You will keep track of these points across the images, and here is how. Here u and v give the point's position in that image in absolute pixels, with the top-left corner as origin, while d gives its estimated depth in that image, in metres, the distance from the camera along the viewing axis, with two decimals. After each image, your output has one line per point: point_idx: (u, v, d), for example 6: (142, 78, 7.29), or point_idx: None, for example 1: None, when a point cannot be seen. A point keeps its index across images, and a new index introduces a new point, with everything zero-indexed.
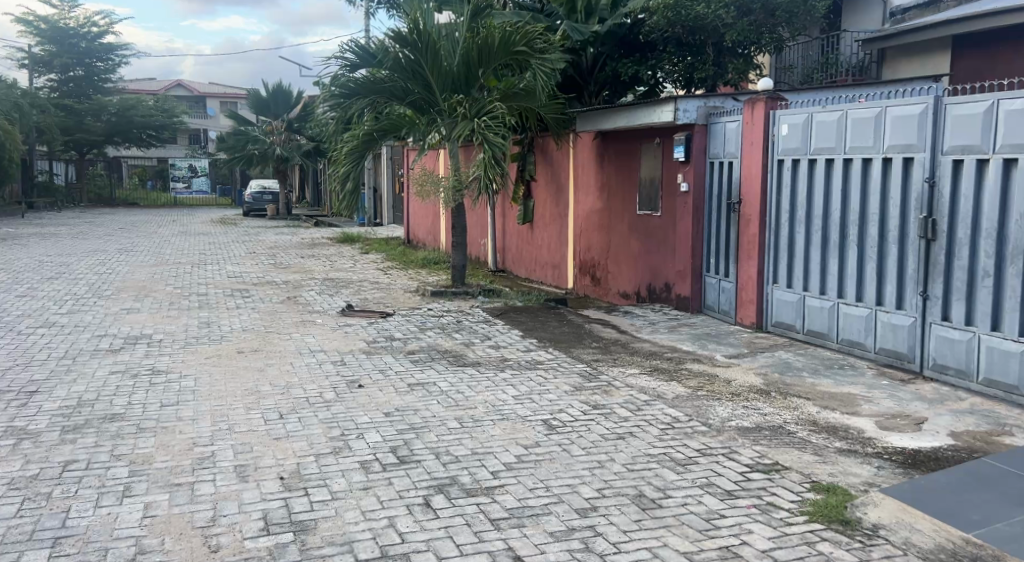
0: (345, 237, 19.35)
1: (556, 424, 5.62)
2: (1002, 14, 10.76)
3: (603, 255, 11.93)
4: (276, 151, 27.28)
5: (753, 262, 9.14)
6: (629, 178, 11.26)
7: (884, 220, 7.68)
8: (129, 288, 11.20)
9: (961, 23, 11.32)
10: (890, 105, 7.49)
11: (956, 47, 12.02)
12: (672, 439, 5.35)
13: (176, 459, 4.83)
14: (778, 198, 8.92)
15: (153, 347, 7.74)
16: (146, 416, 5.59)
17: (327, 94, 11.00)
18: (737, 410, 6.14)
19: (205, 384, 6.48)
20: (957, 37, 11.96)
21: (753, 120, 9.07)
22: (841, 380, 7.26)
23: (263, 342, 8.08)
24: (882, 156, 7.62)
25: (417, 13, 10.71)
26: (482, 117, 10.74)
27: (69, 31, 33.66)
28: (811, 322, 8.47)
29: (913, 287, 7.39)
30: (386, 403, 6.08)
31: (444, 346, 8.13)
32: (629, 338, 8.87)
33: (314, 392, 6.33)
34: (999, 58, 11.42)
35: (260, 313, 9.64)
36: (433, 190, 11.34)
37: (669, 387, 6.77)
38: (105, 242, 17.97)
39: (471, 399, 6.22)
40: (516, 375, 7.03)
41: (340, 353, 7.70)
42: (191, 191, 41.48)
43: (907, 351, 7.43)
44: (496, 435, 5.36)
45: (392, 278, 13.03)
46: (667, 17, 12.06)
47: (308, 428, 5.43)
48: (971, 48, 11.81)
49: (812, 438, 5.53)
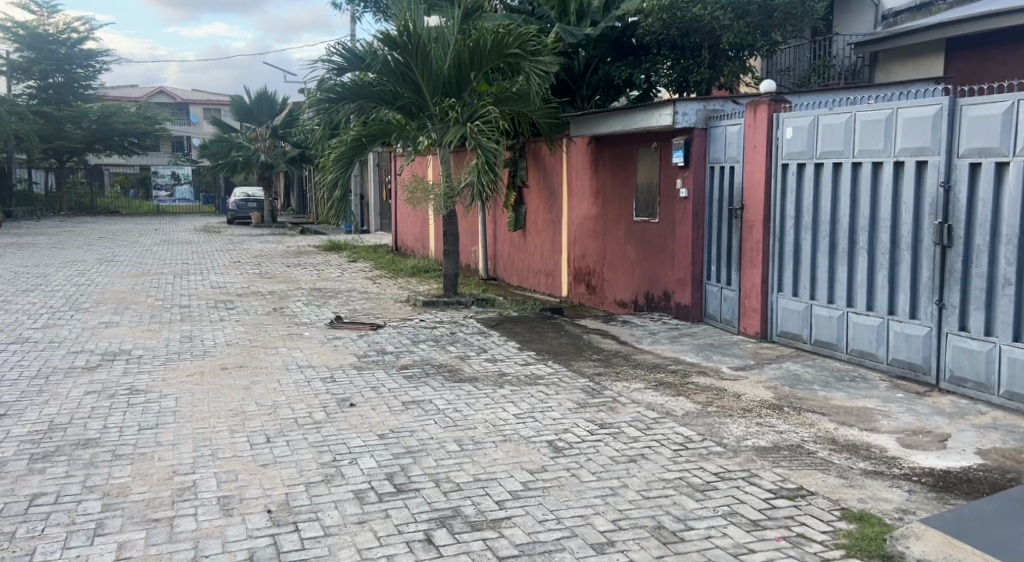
0: (333, 245, 18.93)
1: (562, 446, 5.27)
2: (996, 17, 10.51)
3: (598, 263, 11.62)
4: (261, 158, 26.82)
5: (757, 270, 8.83)
6: (625, 185, 10.94)
7: (895, 226, 7.38)
8: (108, 301, 10.79)
9: (954, 27, 11.09)
10: (902, 106, 7.20)
11: (949, 50, 11.78)
12: (688, 462, 5.01)
13: (154, 491, 4.46)
14: (782, 204, 8.61)
15: (132, 364, 7.36)
16: (123, 441, 5.21)
17: (313, 100, 10.57)
18: (751, 428, 5.80)
19: (186, 404, 6.10)
20: (950, 41, 11.73)
21: (756, 122, 8.77)
22: (855, 393, 6.94)
23: (248, 358, 7.69)
24: (893, 160, 7.32)
25: (406, 14, 10.33)
26: (475, 122, 10.40)
27: (48, 37, 33.04)
28: (819, 332, 8.16)
29: (927, 296, 7.09)
30: (380, 424, 5.72)
31: (439, 360, 7.78)
32: (630, 350, 8.54)
33: (302, 412, 5.96)
34: (994, 60, 11.16)
35: (245, 326, 9.25)
36: (424, 197, 11.00)
37: (677, 403, 6.44)
38: (85, 252, 17.50)
39: (469, 418, 5.87)
40: (516, 392, 6.67)
41: (330, 368, 7.33)
42: (174, 200, 40.91)
43: (922, 362, 7.13)
44: (499, 459, 5.01)
45: (381, 287, 12.67)
46: (662, 18, 11.78)
47: (297, 453, 5.07)
48: (967, 49, 11.52)
49: (835, 458, 5.20)
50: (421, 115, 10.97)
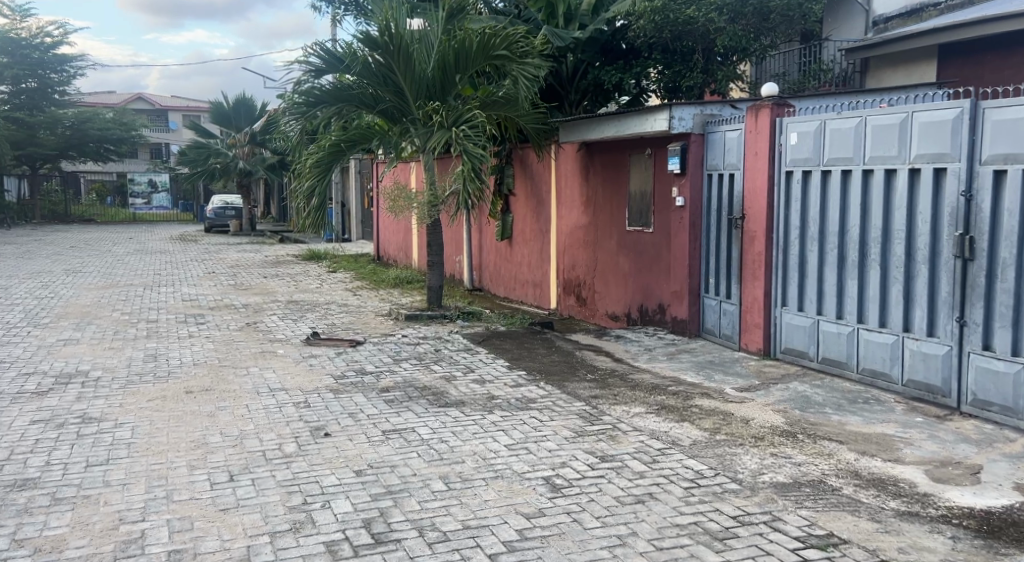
0: (313, 254, 18.28)
1: (561, 484, 4.75)
2: (991, 23, 10.07)
3: (590, 274, 11.09)
4: (240, 165, 26.29)
5: (760, 283, 8.33)
6: (616, 193, 10.45)
7: (911, 237, 6.89)
8: (71, 315, 10.22)
9: (950, 32, 10.64)
10: (917, 110, 6.71)
11: (943, 56, 11.31)
12: (701, 503, 4.50)
13: (95, 545, 4.01)
14: (786, 213, 8.12)
15: (89, 388, 6.80)
16: (66, 483, 4.73)
17: (290, 104, 10.02)
18: (766, 460, 5.28)
19: (143, 434, 5.57)
20: (943, 47, 11.28)
21: (757, 127, 8.27)
22: (871, 417, 6.42)
23: (215, 379, 7.12)
24: (908, 167, 6.82)
25: (388, 14, 9.75)
26: (460, 127, 9.88)
27: (21, 42, 32.21)
28: (827, 350, 7.66)
29: (947, 312, 6.59)
30: (357, 457, 5.18)
31: (423, 381, 7.22)
32: (627, 368, 8.01)
33: (271, 444, 5.43)
34: (989, 66, 10.71)
35: (214, 343, 8.69)
36: (407, 206, 10.47)
37: (682, 430, 5.91)
38: (53, 262, 16.85)
39: (456, 450, 5.32)
40: (507, 418, 6.12)
41: (304, 391, 6.77)
42: (151, 207, 40.33)
43: (941, 385, 6.63)
44: (490, 501, 4.51)
45: (363, 300, 12.10)
46: (654, 21, 11.26)
47: (262, 495, 4.57)
48: (961, 56, 11.07)
49: (861, 495, 4.70)
50: (404, 120, 10.44)
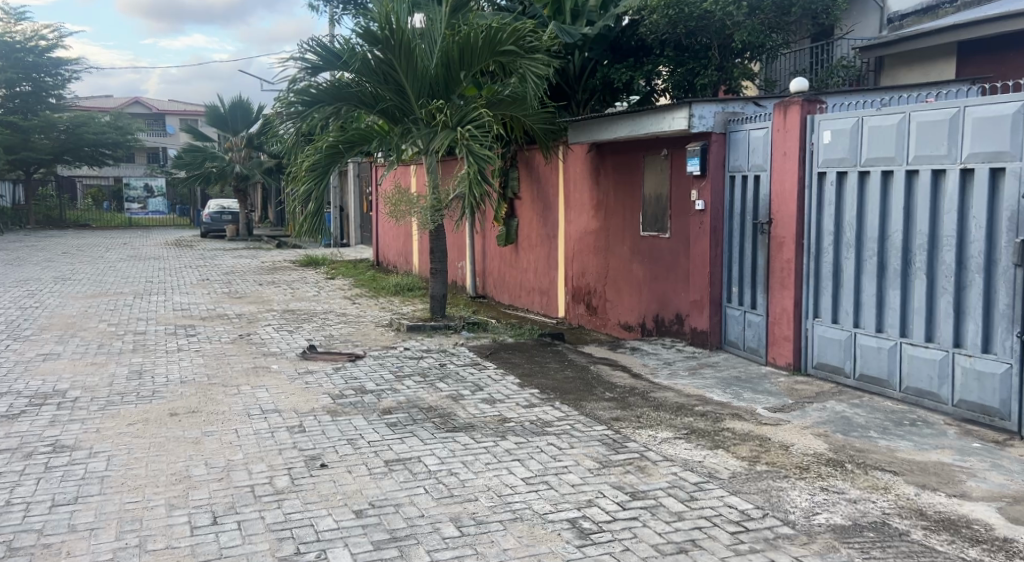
0: (310, 261, 17.65)
1: (589, 529, 4.18)
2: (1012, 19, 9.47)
3: (600, 281, 10.51)
4: (235, 169, 25.67)
5: (790, 294, 7.72)
6: (629, 197, 9.86)
7: (962, 244, 6.30)
8: (54, 327, 9.62)
9: (969, 28, 10.03)
10: (970, 105, 6.14)
11: (962, 54, 10.68)
12: (753, 553, 3.97)
13: None
14: (818, 217, 7.52)
15: (64, 410, 6.21)
16: (28, 526, 4.17)
17: (285, 104, 9.45)
18: (817, 496, 4.68)
19: (119, 466, 4.99)
20: (962, 45, 10.63)
21: (786, 124, 7.68)
22: (922, 443, 5.82)
23: (202, 400, 6.52)
24: (958, 167, 6.24)
25: (388, 6, 9.14)
26: (466, 126, 9.33)
27: (15, 46, 31.63)
28: (866, 366, 7.06)
29: (1005, 326, 6.01)
30: (357, 494, 4.59)
31: (428, 401, 6.62)
32: (648, 386, 7.40)
33: (261, 477, 4.84)
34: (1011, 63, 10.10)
35: (205, 357, 8.09)
36: (409, 210, 9.88)
37: (717, 460, 5.32)
38: (41, 269, 16.23)
39: (467, 485, 4.73)
40: (522, 445, 5.52)
41: (299, 414, 6.17)
42: (147, 212, 39.87)
43: (999, 406, 6.05)
44: (510, 550, 3.96)
45: (362, 309, 11.48)
46: (668, 16, 10.71)
47: (249, 542, 4.01)
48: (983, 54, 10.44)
49: (931, 538, 4.15)
50: (406, 120, 9.85)
